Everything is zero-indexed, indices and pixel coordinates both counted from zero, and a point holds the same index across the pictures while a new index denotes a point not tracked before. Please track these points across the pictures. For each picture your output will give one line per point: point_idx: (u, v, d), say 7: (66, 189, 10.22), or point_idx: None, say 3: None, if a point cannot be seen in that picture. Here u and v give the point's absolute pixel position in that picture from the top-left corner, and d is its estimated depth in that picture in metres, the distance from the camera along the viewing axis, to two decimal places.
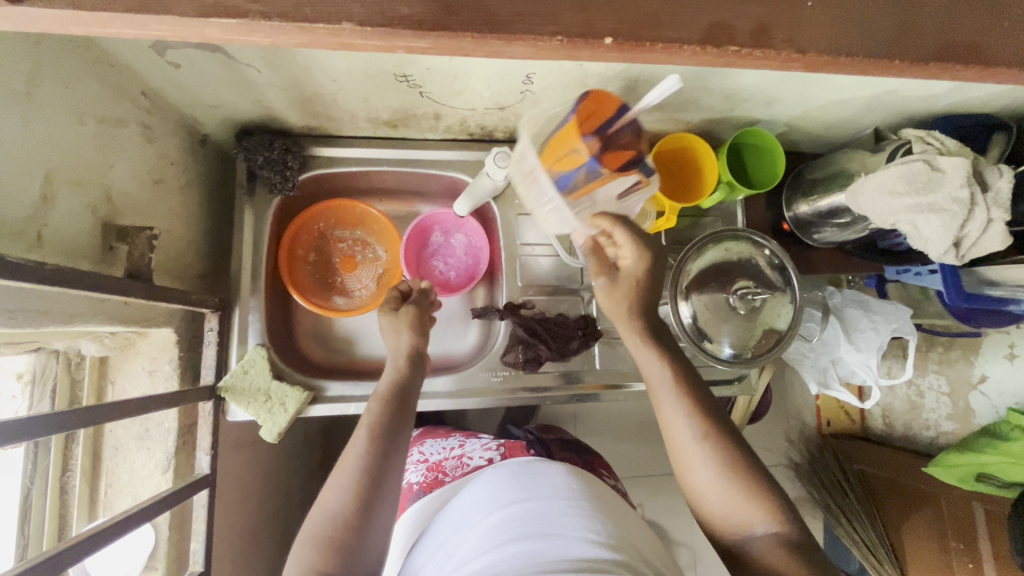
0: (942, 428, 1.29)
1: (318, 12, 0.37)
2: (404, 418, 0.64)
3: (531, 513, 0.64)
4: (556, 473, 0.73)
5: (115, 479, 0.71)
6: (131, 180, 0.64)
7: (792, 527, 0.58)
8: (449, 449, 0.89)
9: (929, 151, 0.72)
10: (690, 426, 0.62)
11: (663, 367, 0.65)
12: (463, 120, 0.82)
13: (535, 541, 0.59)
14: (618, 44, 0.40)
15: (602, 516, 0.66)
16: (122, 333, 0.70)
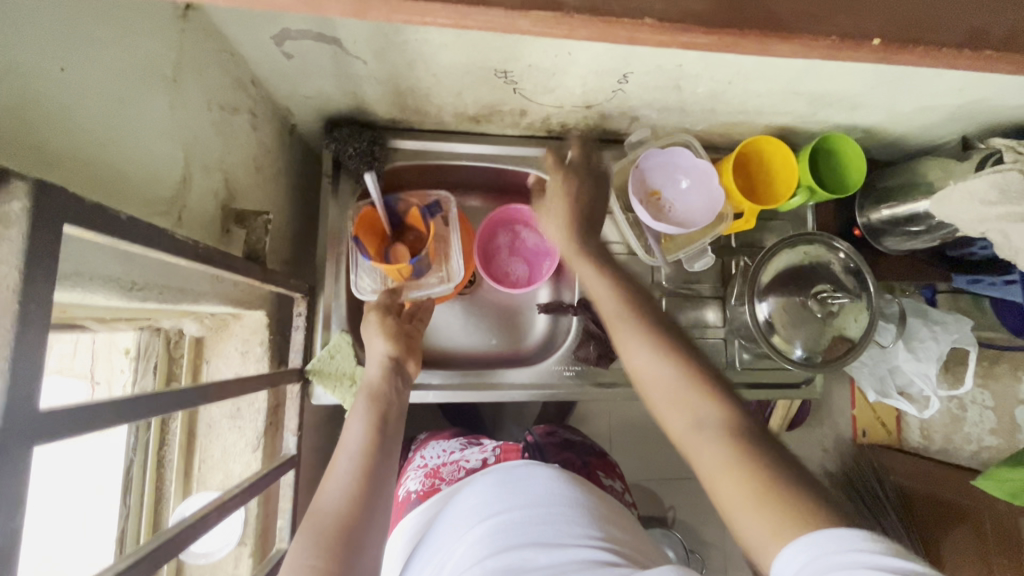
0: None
1: (624, 7, 0.38)
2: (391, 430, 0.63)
3: (514, 522, 0.62)
4: (541, 479, 0.70)
5: (208, 455, 0.74)
6: (242, 166, 0.66)
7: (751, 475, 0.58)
8: (447, 453, 0.89)
9: (1022, 160, 0.71)
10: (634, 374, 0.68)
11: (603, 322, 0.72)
12: (546, 118, 0.83)
13: (511, 555, 0.57)
14: (883, 45, 0.41)
15: (590, 519, 0.64)
16: (221, 314, 0.72)
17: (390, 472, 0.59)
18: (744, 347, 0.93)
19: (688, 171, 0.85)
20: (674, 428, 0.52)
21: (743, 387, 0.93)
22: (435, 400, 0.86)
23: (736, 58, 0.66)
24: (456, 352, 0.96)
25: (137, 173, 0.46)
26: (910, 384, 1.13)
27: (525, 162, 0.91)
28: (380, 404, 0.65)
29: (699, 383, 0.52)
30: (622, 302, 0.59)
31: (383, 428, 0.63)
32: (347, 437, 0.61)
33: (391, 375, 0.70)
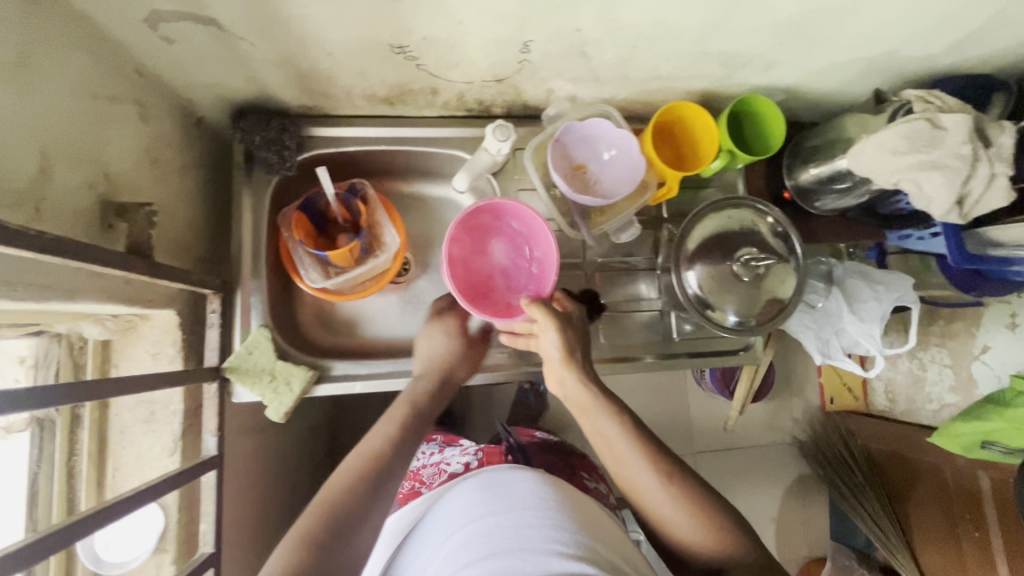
0: (946, 400, 1.33)
1: None
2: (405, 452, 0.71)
3: (497, 527, 0.64)
4: (523, 483, 0.72)
5: (122, 462, 0.71)
6: (130, 158, 0.64)
7: (740, 546, 0.67)
8: (429, 455, 1.00)
9: (930, 109, 0.71)
10: (643, 468, 0.69)
11: (613, 422, 0.71)
12: (460, 95, 0.81)
13: (495, 562, 0.58)
14: None
15: (571, 526, 0.64)
16: (124, 315, 0.70)
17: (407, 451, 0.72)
18: (682, 318, 0.93)
19: (609, 139, 0.84)
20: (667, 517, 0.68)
21: (685, 356, 0.93)
22: (364, 390, 0.83)
23: (633, 18, 0.64)
24: (391, 340, 0.95)
25: None
26: (856, 346, 1.14)
27: (447, 144, 0.89)
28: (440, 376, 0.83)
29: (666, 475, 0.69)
30: (652, 470, 0.69)
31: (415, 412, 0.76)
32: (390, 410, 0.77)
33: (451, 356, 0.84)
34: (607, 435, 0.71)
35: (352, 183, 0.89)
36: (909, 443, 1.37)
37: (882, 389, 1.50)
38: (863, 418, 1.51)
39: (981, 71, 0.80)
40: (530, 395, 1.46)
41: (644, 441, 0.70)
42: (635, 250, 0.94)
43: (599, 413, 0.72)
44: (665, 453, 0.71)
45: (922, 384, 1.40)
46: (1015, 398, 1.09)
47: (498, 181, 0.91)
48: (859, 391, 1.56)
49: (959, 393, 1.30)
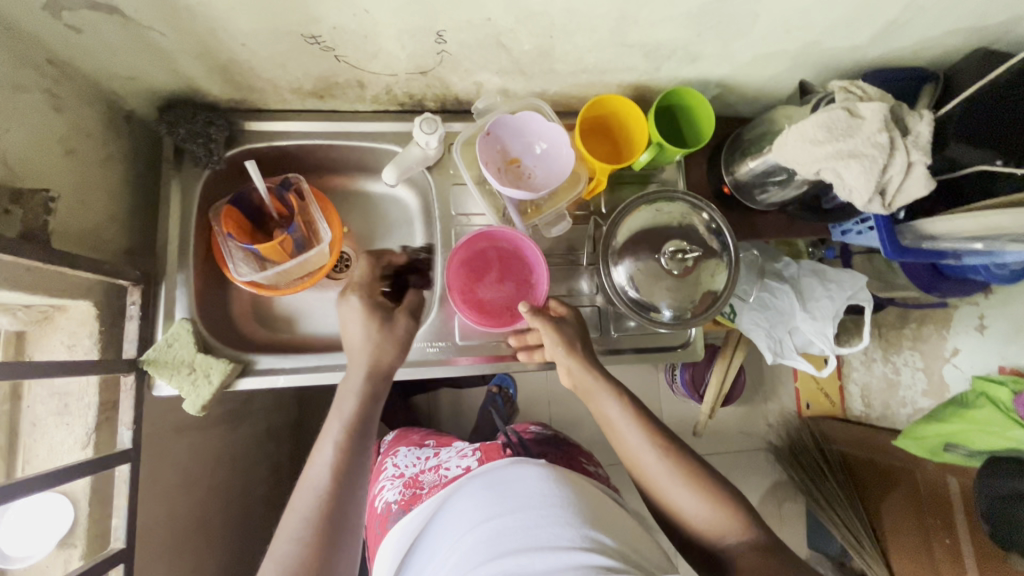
0: (918, 405, 1.30)
1: None
2: (367, 434, 0.67)
3: (509, 527, 0.70)
4: (530, 480, 0.78)
5: (33, 455, 0.70)
6: (33, 146, 0.64)
7: (755, 530, 0.68)
8: (426, 461, 0.97)
9: (851, 98, 0.70)
10: (651, 452, 0.71)
11: (617, 405, 0.74)
12: (388, 88, 0.81)
13: (514, 558, 0.65)
14: None
15: (580, 519, 0.72)
16: (37, 308, 0.70)
17: (367, 449, 0.66)
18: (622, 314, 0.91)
19: (540, 133, 0.83)
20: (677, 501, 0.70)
21: (629, 352, 0.92)
22: (288, 384, 0.81)
23: (540, 7, 0.64)
24: (329, 337, 0.93)
25: None
26: (811, 345, 1.12)
27: (382, 138, 0.89)
28: (375, 379, 0.72)
29: (672, 455, 0.71)
30: (660, 454, 0.71)
31: (368, 411, 0.69)
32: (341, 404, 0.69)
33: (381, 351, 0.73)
34: (619, 429, 0.74)
35: (286, 177, 0.88)
36: (876, 447, 1.34)
37: (859, 396, 1.48)
38: (841, 425, 1.47)
39: (913, 62, 0.79)
40: (496, 399, 1.45)
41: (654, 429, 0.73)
42: (574, 245, 0.93)
43: (608, 405, 0.75)
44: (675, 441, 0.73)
45: (896, 389, 1.37)
46: (976, 399, 1.08)
47: (434, 174, 0.91)
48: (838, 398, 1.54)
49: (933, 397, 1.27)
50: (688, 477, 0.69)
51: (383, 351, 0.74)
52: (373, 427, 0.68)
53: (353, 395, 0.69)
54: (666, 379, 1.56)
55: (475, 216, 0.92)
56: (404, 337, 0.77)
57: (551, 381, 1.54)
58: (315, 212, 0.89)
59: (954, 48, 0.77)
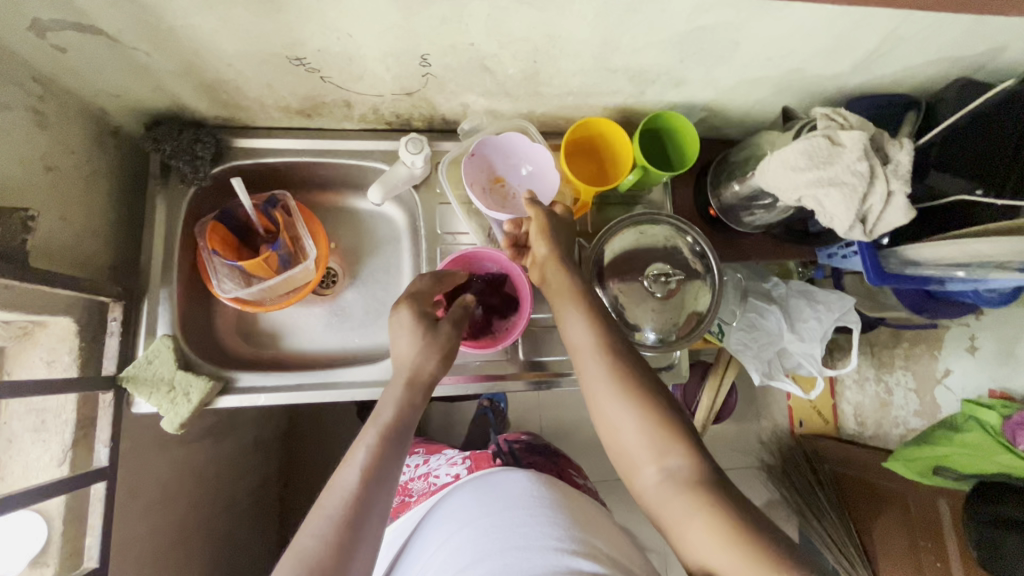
0: (910, 425, 1.29)
1: None
2: (401, 440, 0.63)
3: (495, 526, 0.71)
4: (518, 484, 0.80)
5: (7, 472, 0.69)
6: (16, 163, 0.64)
7: (707, 471, 0.59)
8: (416, 468, 0.97)
9: (832, 126, 0.71)
10: (609, 375, 0.64)
11: (586, 328, 0.68)
12: (375, 108, 0.82)
13: (502, 558, 0.66)
14: None
15: (567, 522, 0.73)
16: (17, 321, 0.69)
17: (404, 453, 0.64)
18: None
19: (526, 153, 0.83)
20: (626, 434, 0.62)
21: None
22: (269, 402, 0.81)
23: (523, 32, 0.65)
24: (315, 354, 0.93)
25: None
26: (800, 367, 1.12)
27: (368, 157, 0.89)
28: (411, 384, 0.69)
29: (630, 385, 0.63)
30: (619, 380, 0.63)
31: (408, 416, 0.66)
32: (380, 412, 0.66)
33: (434, 354, 0.71)
34: (586, 370, 0.66)
35: (272, 194, 0.88)
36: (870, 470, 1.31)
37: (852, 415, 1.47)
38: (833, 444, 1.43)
39: (895, 89, 0.79)
40: (487, 413, 1.44)
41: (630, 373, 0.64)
42: None
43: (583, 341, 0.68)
44: (660, 393, 0.64)
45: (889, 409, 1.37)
46: (964, 423, 1.08)
47: (420, 193, 0.92)
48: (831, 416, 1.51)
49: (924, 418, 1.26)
50: (645, 408, 0.62)
51: (437, 356, 0.71)
52: (407, 429, 0.65)
53: (394, 402, 0.66)
54: None
55: (461, 234, 0.92)
56: (443, 344, 0.72)
57: (541, 397, 1.53)
58: (301, 228, 0.89)
59: (936, 77, 0.77)
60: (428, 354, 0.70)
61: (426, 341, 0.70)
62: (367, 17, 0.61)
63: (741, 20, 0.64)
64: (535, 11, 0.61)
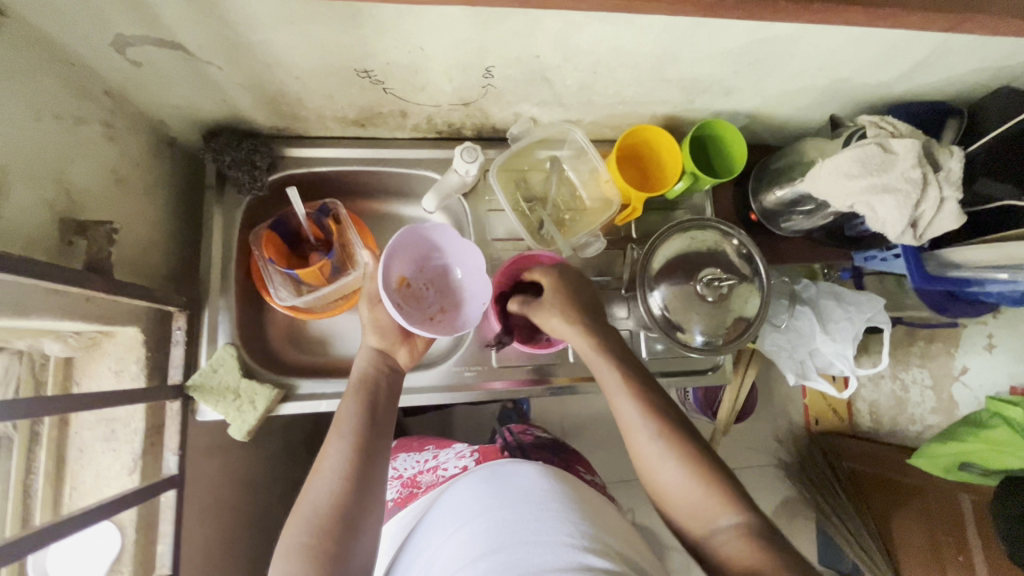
0: (929, 422, 1.25)
1: None
2: (377, 445, 0.66)
3: (501, 522, 0.63)
4: (528, 476, 0.71)
5: (79, 481, 0.71)
6: (93, 177, 0.65)
7: (753, 516, 0.62)
8: (424, 461, 0.94)
9: (881, 134, 0.73)
10: (644, 423, 0.67)
11: (611, 368, 0.72)
12: (429, 117, 0.83)
13: (509, 552, 0.59)
14: None
15: (581, 518, 0.66)
16: (88, 332, 0.70)
17: (380, 461, 0.66)
18: (653, 337, 0.93)
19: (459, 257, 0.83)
20: (669, 480, 0.65)
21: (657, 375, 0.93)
22: (330, 409, 0.82)
23: (589, 45, 0.66)
24: None
25: None
26: (831, 366, 1.13)
27: (418, 165, 0.90)
28: (368, 393, 0.71)
29: (669, 432, 0.66)
30: (661, 434, 0.66)
31: (372, 422, 0.68)
32: (339, 425, 0.67)
33: (378, 363, 0.75)
34: (636, 439, 0.68)
35: (323, 203, 0.89)
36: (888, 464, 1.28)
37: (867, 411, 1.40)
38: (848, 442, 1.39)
39: (937, 97, 0.81)
40: (511, 415, 1.39)
41: (675, 435, 0.67)
42: (605, 268, 0.95)
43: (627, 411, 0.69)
44: (707, 456, 0.66)
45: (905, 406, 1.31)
46: (990, 419, 1.01)
47: (469, 202, 0.93)
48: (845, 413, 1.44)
49: (941, 416, 1.22)
50: (682, 458, 0.65)
51: (381, 363, 0.75)
52: (383, 435, 0.68)
53: (351, 414, 0.68)
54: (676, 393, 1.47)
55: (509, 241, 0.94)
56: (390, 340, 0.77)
57: None
58: (354, 239, 0.90)
59: (977, 85, 0.79)
60: (377, 368, 0.74)
61: (374, 353, 0.75)
62: (442, 31, 0.62)
63: (801, 33, 0.66)
64: (604, 26, 0.63)
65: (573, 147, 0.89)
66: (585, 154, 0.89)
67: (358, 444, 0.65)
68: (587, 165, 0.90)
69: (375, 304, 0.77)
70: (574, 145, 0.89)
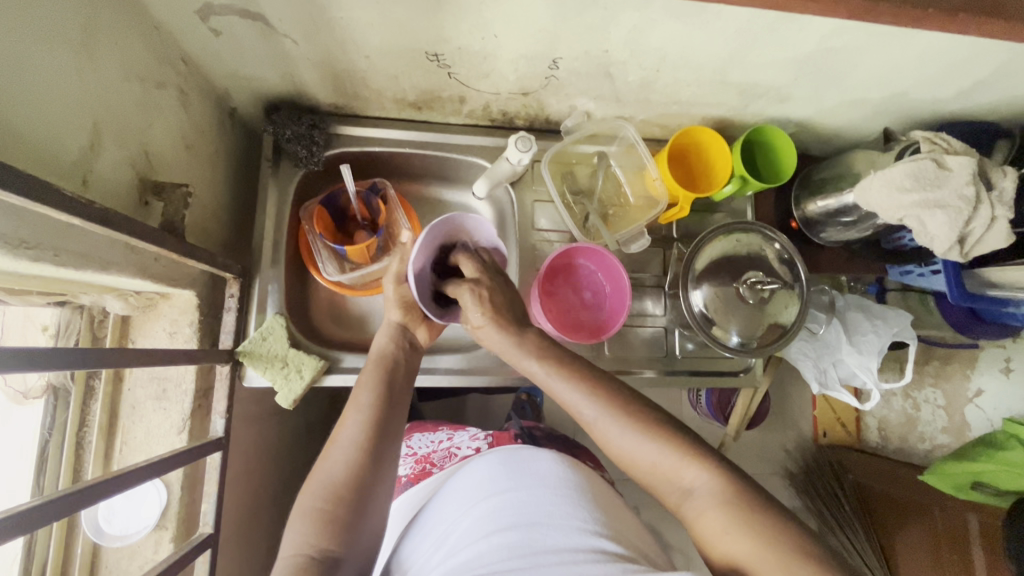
0: (938, 441, 1.21)
1: None
2: (396, 403, 0.69)
3: (518, 505, 0.66)
4: (547, 462, 0.73)
5: (130, 437, 0.72)
6: (167, 139, 0.67)
7: (728, 478, 0.59)
8: (438, 442, 0.93)
9: (936, 150, 0.74)
10: (592, 407, 0.65)
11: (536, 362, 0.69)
12: (486, 105, 0.85)
13: (521, 531, 0.61)
14: None
15: (593, 506, 0.67)
16: (147, 292, 0.71)
17: (397, 427, 0.68)
18: (686, 336, 0.95)
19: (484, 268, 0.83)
20: (637, 456, 0.63)
21: (686, 373, 0.95)
22: None
23: (659, 43, 0.68)
24: None
25: (29, 127, 0.46)
26: (853, 377, 1.08)
27: (469, 151, 0.92)
28: (385, 369, 0.72)
29: (623, 411, 0.64)
30: (617, 415, 0.64)
31: (390, 393, 0.70)
32: (358, 395, 0.69)
33: (399, 339, 0.76)
34: (592, 425, 0.65)
35: (373, 182, 0.90)
36: (885, 475, 1.25)
37: (874, 426, 1.37)
38: (858, 455, 1.35)
39: (990, 117, 0.82)
40: (524, 406, 1.33)
41: (626, 411, 0.64)
42: (644, 265, 0.96)
43: (540, 372, 0.69)
44: (654, 413, 0.64)
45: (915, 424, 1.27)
46: (1008, 441, 0.98)
47: (515, 191, 0.94)
48: (853, 425, 1.42)
49: (952, 435, 1.18)
50: (650, 436, 0.63)
51: (402, 338, 0.76)
52: (401, 397, 0.70)
53: (370, 386, 0.70)
54: (689, 398, 1.43)
55: (552, 232, 0.95)
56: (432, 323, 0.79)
57: None
58: (401, 220, 0.91)
59: None
60: (399, 344, 0.75)
61: (395, 328, 0.76)
62: (521, 18, 0.63)
63: (869, 46, 0.67)
64: (678, 26, 0.64)
65: (623, 143, 0.91)
66: (634, 151, 0.91)
67: (379, 402, 0.68)
68: (637, 162, 0.91)
69: (400, 282, 0.77)
70: (624, 142, 0.90)
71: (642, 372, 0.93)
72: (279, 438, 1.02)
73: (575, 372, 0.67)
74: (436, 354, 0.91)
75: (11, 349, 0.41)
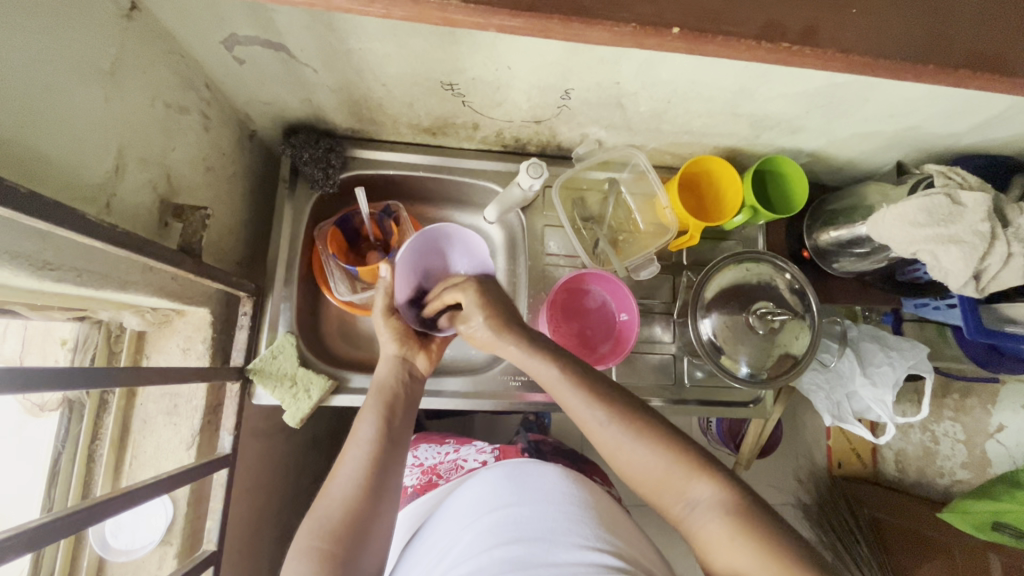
0: (957, 476, 1.17)
1: None
2: (397, 441, 0.69)
3: (519, 518, 0.65)
4: (548, 477, 0.73)
5: (139, 452, 0.74)
6: (188, 162, 0.69)
7: (732, 490, 0.59)
8: (445, 453, 0.92)
9: (951, 185, 0.74)
10: (595, 415, 0.64)
11: (549, 367, 0.68)
12: (499, 131, 0.86)
13: (523, 545, 0.61)
14: None
15: (594, 522, 0.66)
16: (163, 309, 0.72)
17: (397, 462, 0.68)
18: (694, 364, 0.94)
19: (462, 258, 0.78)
20: (637, 464, 0.62)
21: (694, 402, 0.93)
22: None
23: (670, 76, 0.69)
24: None
25: (58, 156, 0.48)
26: (868, 411, 1.05)
27: (481, 175, 0.93)
28: (389, 399, 0.72)
29: (622, 420, 0.63)
30: (621, 426, 0.63)
31: (391, 425, 0.70)
32: (357, 429, 0.69)
33: (400, 370, 0.76)
34: (597, 437, 0.64)
35: (387, 204, 0.91)
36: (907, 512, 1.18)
37: (891, 458, 1.32)
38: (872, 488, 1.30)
39: (1006, 152, 0.81)
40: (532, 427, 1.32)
41: (630, 418, 0.63)
42: (654, 291, 0.96)
43: (547, 375, 0.68)
44: (659, 423, 0.64)
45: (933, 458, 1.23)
46: None
47: (526, 215, 0.95)
48: (870, 458, 1.37)
49: (973, 471, 1.14)
50: (651, 445, 0.62)
51: (403, 369, 0.76)
52: (403, 434, 0.70)
53: (371, 418, 0.69)
54: (699, 424, 1.42)
55: (561, 256, 0.95)
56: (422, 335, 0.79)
57: None
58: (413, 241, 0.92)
59: None
60: (400, 375, 0.75)
61: (395, 360, 0.76)
62: (532, 52, 0.65)
63: (879, 82, 0.67)
64: (689, 60, 0.65)
65: (634, 171, 0.91)
66: (645, 178, 0.91)
67: (380, 438, 0.67)
68: (648, 188, 0.91)
69: (390, 314, 0.78)
70: (636, 169, 0.91)
71: (650, 399, 0.92)
72: (287, 453, 1.02)
73: (578, 379, 0.66)
74: (443, 377, 0.92)
75: (35, 367, 0.43)
